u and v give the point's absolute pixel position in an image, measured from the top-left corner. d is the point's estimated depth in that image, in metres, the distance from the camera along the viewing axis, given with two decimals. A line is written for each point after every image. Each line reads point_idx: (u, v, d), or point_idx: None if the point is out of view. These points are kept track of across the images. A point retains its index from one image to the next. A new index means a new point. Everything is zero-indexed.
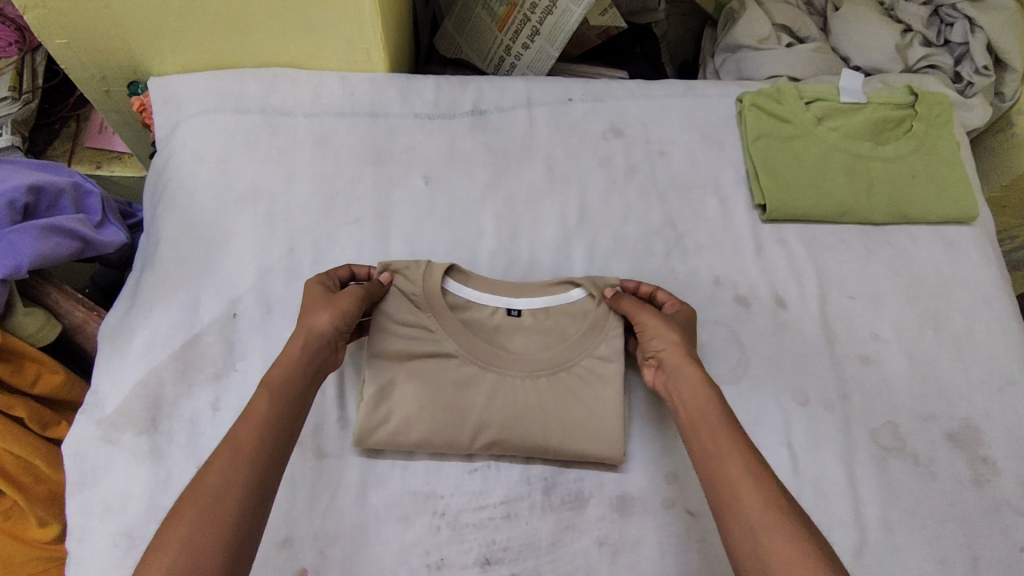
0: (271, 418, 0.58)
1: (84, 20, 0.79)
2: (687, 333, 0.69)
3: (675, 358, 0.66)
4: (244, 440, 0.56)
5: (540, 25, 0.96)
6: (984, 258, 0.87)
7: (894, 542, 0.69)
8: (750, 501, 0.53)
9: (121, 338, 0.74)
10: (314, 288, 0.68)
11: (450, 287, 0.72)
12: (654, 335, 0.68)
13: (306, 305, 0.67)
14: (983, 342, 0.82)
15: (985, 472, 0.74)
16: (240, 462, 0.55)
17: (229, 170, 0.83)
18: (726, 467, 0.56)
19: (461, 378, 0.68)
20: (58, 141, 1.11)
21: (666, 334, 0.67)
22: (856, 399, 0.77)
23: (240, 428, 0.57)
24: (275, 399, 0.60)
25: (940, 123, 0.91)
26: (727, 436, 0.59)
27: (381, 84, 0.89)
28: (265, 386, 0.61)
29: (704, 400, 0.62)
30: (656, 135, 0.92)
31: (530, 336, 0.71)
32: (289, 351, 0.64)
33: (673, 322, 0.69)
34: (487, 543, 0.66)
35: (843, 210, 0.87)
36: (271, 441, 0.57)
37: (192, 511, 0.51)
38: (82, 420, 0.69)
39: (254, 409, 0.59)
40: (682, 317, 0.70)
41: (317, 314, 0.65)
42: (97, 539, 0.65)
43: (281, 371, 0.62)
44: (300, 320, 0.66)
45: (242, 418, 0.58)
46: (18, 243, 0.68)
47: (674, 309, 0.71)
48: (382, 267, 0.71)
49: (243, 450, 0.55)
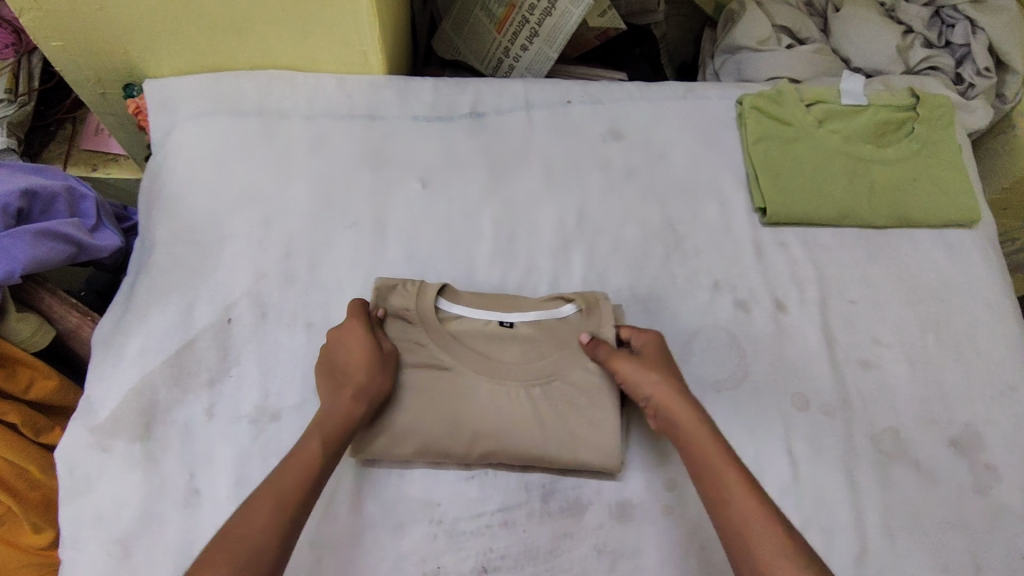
0: (316, 471, 0.60)
1: (79, 22, 0.78)
2: (671, 369, 0.66)
3: (667, 403, 0.63)
4: (287, 490, 0.58)
5: (538, 27, 0.96)
6: (985, 262, 0.86)
7: (895, 550, 0.69)
8: (764, 554, 0.54)
9: (115, 343, 0.73)
10: (363, 344, 0.66)
11: (438, 300, 0.71)
12: (640, 385, 0.65)
13: (356, 364, 0.65)
14: (985, 347, 0.81)
15: (986, 477, 0.73)
16: (280, 514, 0.56)
17: (225, 174, 0.82)
18: (748, 526, 0.55)
19: (456, 389, 0.68)
20: (54, 143, 1.10)
21: (649, 381, 0.64)
22: (857, 405, 0.76)
23: (283, 476, 0.59)
24: (326, 448, 0.61)
25: (942, 124, 0.91)
26: (740, 491, 0.57)
27: (379, 86, 0.88)
28: (315, 434, 0.61)
29: (713, 451, 0.60)
30: (656, 138, 0.91)
31: (524, 340, 0.70)
32: (342, 414, 0.63)
33: (654, 362, 0.66)
34: (484, 552, 0.65)
35: (843, 214, 0.86)
36: (310, 494, 0.59)
37: (237, 549, 0.53)
38: (75, 425, 0.69)
39: (300, 457, 0.60)
40: (667, 352, 0.68)
41: (372, 377, 0.64)
42: (91, 547, 0.65)
43: (333, 429, 0.62)
44: (351, 381, 0.64)
45: (289, 459, 0.60)
46: (11, 249, 0.68)
47: (653, 341, 0.69)
48: (373, 296, 0.71)
49: (285, 499, 0.57)
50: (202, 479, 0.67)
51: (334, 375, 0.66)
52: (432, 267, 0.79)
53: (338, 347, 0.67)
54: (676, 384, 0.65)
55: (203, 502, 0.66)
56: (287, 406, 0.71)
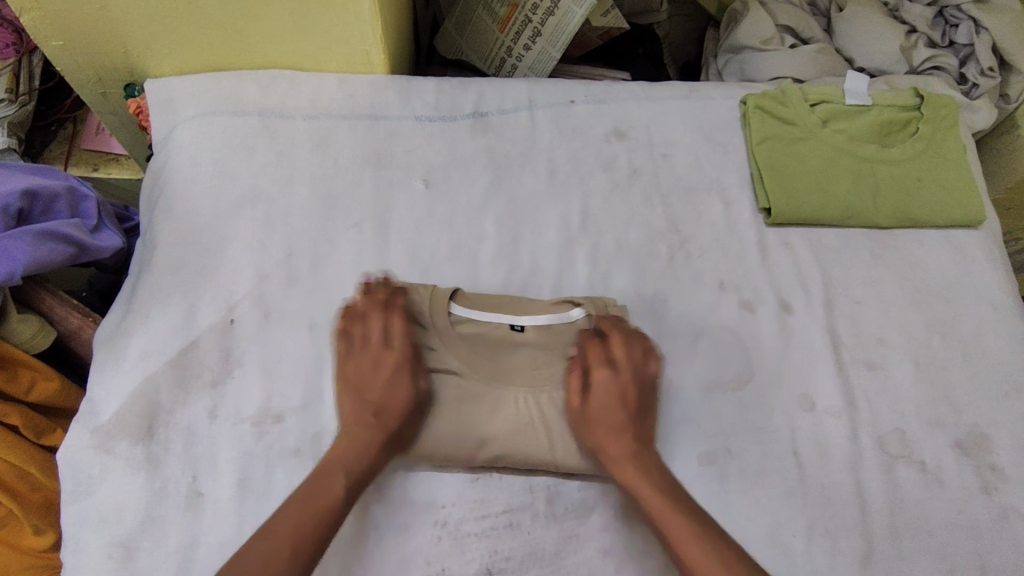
0: (335, 511, 0.59)
1: (80, 22, 0.78)
2: (616, 419, 0.63)
3: (619, 463, 0.62)
4: (304, 531, 0.57)
5: (541, 26, 0.95)
6: (991, 262, 0.86)
7: (899, 551, 0.69)
8: None
9: (117, 345, 0.72)
10: (403, 391, 0.64)
11: (451, 303, 0.69)
12: (589, 430, 0.63)
13: (392, 409, 0.63)
14: (990, 347, 0.81)
15: (993, 479, 0.73)
16: (297, 560, 0.55)
17: (226, 174, 0.82)
18: None
19: (463, 395, 0.67)
20: (55, 144, 1.10)
21: (592, 432, 0.63)
22: (863, 405, 0.76)
23: (303, 516, 0.57)
24: (348, 487, 0.60)
25: (948, 124, 0.90)
26: (698, 556, 0.56)
27: (381, 85, 0.88)
28: (340, 472, 0.60)
29: (669, 512, 0.58)
30: (660, 137, 0.90)
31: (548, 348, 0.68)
32: (367, 455, 0.62)
33: (597, 415, 0.63)
34: (489, 554, 0.65)
35: (849, 215, 0.85)
36: (326, 536, 0.58)
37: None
38: (77, 428, 0.68)
39: (320, 497, 0.59)
40: (620, 382, 0.64)
41: (404, 423, 0.64)
42: (93, 549, 0.64)
43: (357, 466, 0.61)
44: (383, 424, 0.63)
45: (312, 487, 0.59)
46: (11, 249, 0.67)
47: (596, 376, 0.64)
48: (384, 287, 0.69)
49: (302, 542, 0.56)
50: (204, 482, 0.67)
51: (360, 401, 0.64)
52: (435, 268, 0.79)
53: (375, 378, 0.64)
54: (626, 427, 0.63)
55: (205, 504, 0.66)
56: (290, 408, 0.70)
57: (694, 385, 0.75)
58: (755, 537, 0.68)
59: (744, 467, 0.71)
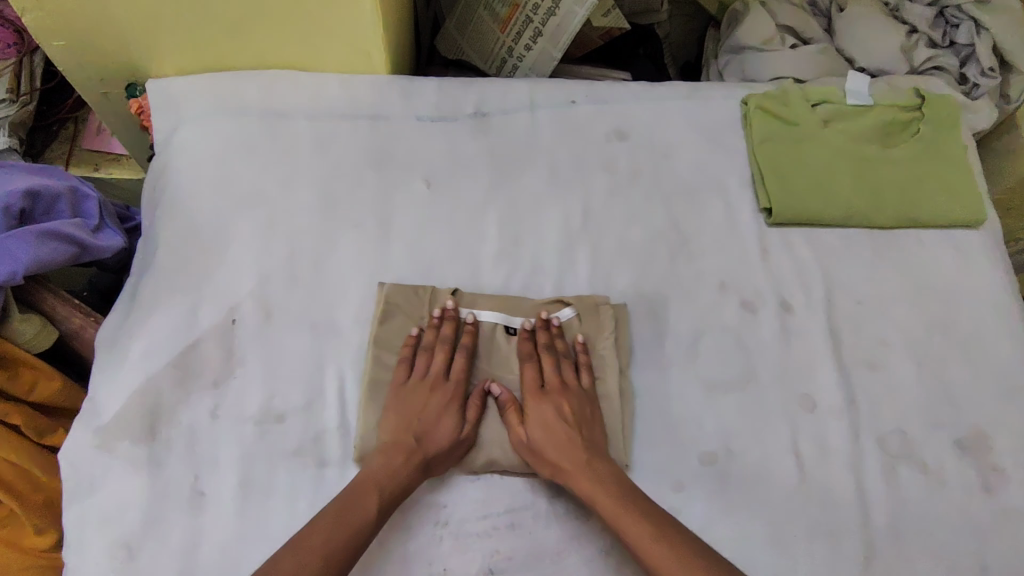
0: (366, 529, 0.60)
1: (82, 21, 0.78)
2: (557, 437, 0.66)
3: (572, 478, 0.65)
4: (335, 544, 0.58)
5: (542, 26, 0.95)
6: (991, 263, 0.86)
7: (900, 551, 0.69)
8: None
9: (119, 345, 0.73)
10: (450, 426, 0.67)
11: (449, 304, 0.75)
12: (537, 455, 0.66)
13: (436, 438, 0.66)
14: (991, 348, 0.81)
15: (994, 479, 0.73)
16: (325, 571, 0.57)
17: (228, 174, 0.82)
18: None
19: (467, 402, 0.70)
20: (56, 143, 1.10)
21: (540, 457, 0.66)
22: (864, 406, 0.76)
23: (336, 529, 0.59)
24: (382, 507, 0.62)
25: (949, 125, 0.90)
26: (656, 550, 0.59)
27: (383, 85, 0.88)
28: (374, 489, 0.62)
29: (624, 515, 0.62)
30: (661, 138, 0.90)
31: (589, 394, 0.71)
32: (403, 478, 0.64)
33: (536, 440, 0.66)
34: (490, 553, 0.65)
35: (850, 215, 0.85)
36: (354, 553, 0.59)
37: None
38: (79, 428, 0.69)
39: (353, 511, 0.60)
40: (552, 404, 0.68)
41: (444, 452, 0.66)
42: (95, 548, 0.65)
43: (391, 486, 0.63)
44: (426, 448, 0.65)
45: (347, 499, 0.61)
46: (13, 249, 0.67)
47: (531, 406, 0.69)
48: (386, 299, 0.74)
49: (332, 555, 0.58)
50: (206, 481, 0.67)
51: (406, 427, 0.66)
52: (437, 268, 0.79)
53: (427, 410, 0.68)
54: (570, 441, 0.66)
55: (207, 504, 0.66)
56: (292, 408, 0.70)
57: (695, 385, 0.75)
58: (756, 537, 0.68)
59: (745, 467, 0.71)
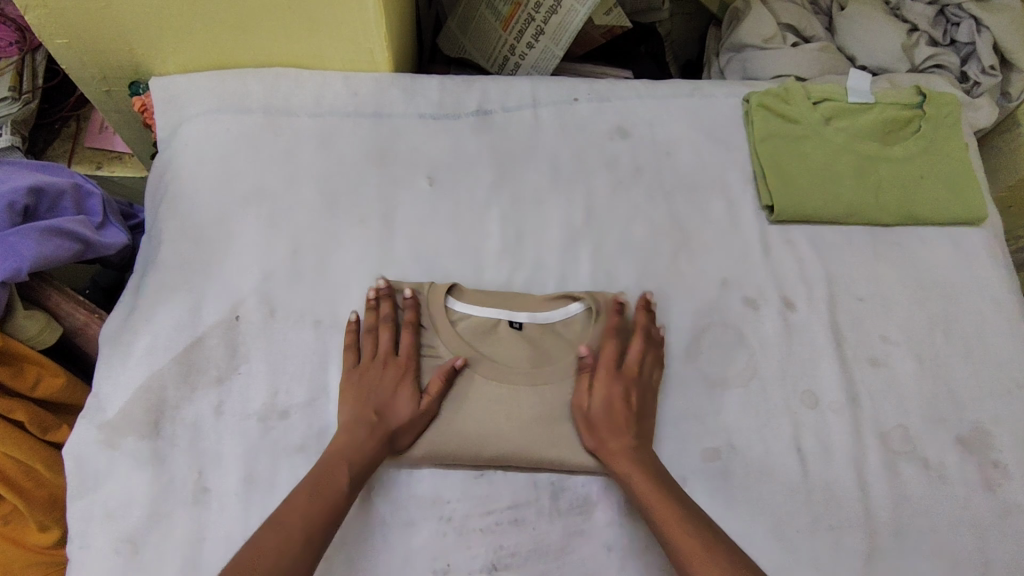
0: (340, 504, 0.61)
1: (84, 19, 0.78)
2: (615, 417, 0.66)
3: (616, 458, 0.65)
4: (313, 521, 0.59)
5: (544, 24, 0.95)
6: (993, 260, 0.86)
7: (902, 547, 0.69)
8: None
9: (122, 341, 0.73)
10: (407, 399, 0.66)
11: (449, 300, 0.71)
12: (594, 430, 0.66)
13: (392, 412, 0.65)
14: (993, 345, 0.81)
15: (996, 475, 0.73)
16: (305, 545, 0.57)
17: (231, 170, 0.82)
18: (685, 562, 0.58)
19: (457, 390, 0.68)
20: (58, 141, 1.10)
21: (602, 430, 0.65)
22: (865, 402, 0.76)
23: (313, 505, 0.59)
24: (352, 484, 0.62)
25: (950, 122, 0.91)
26: (680, 532, 0.59)
27: (385, 83, 0.88)
28: (343, 466, 0.62)
29: (657, 499, 0.61)
30: (663, 135, 0.91)
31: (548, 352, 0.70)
32: (367, 453, 0.64)
33: (599, 413, 0.66)
34: (494, 549, 0.65)
35: (851, 213, 0.85)
36: (331, 529, 0.60)
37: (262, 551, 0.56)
38: (82, 424, 0.69)
39: (326, 490, 0.61)
40: (623, 383, 0.68)
41: (404, 423, 0.65)
42: (100, 544, 0.65)
43: (358, 463, 0.63)
44: (383, 423, 0.65)
45: (318, 479, 0.61)
46: (18, 246, 0.68)
47: (606, 377, 0.67)
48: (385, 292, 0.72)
49: (312, 533, 0.58)
50: (210, 477, 0.67)
51: (363, 404, 0.66)
52: (440, 265, 0.79)
53: (380, 384, 0.67)
54: (629, 424, 0.66)
55: (212, 499, 0.67)
56: (296, 404, 0.70)
57: (698, 381, 0.75)
58: (758, 533, 0.68)
59: (747, 463, 0.71)
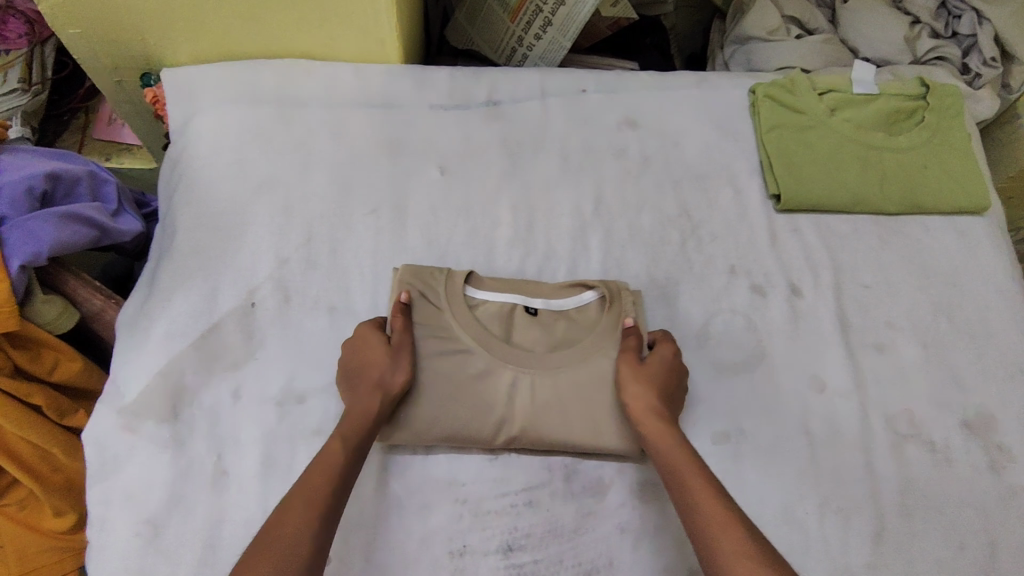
0: (340, 470, 0.60)
1: (98, 9, 0.78)
2: (661, 380, 0.67)
3: (642, 415, 0.65)
4: (318, 491, 0.58)
5: (552, 16, 0.96)
6: (996, 248, 0.88)
7: (911, 528, 0.70)
8: (726, 544, 0.54)
9: (139, 327, 0.74)
10: (375, 346, 0.67)
11: (467, 287, 0.72)
12: (634, 382, 0.66)
13: (371, 363, 0.66)
14: (997, 330, 0.82)
15: (1001, 458, 0.75)
16: (313, 513, 0.56)
17: (245, 160, 0.83)
18: (702, 514, 0.57)
19: (476, 371, 0.68)
20: (68, 133, 1.11)
21: (644, 383, 0.66)
22: (872, 386, 0.77)
23: (316, 476, 0.59)
24: (346, 449, 0.61)
25: (952, 114, 0.92)
26: (700, 488, 0.59)
27: (396, 74, 0.89)
28: (336, 436, 0.62)
29: (680, 456, 0.62)
30: (670, 126, 0.92)
31: (559, 333, 0.71)
32: (358, 412, 0.64)
33: (647, 373, 0.67)
34: (509, 531, 0.66)
35: (857, 203, 0.87)
36: (339, 494, 0.59)
37: (274, 527, 0.55)
38: (102, 408, 0.70)
39: (325, 461, 0.60)
40: (668, 364, 0.69)
41: (382, 368, 0.66)
42: (120, 527, 0.66)
43: (351, 427, 0.63)
44: (365, 379, 0.66)
45: (316, 458, 0.61)
46: (36, 230, 0.68)
47: (663, 354, 0.69)
48: (398, 280, 0.72)
49: (316, 503, 0.57)
50: (229, 461, 0.68)
51: (354, 377, 0.67)
52: (452, 253, 0.80)
53: (360, 348, 0.68)
54: (665, 391, 0.67)
55: (230, 483, 0.67)
56: (312, 389, 0.72)
57: (707, 366, 0.76)
58: (769, 515, 0.69)
59: (757, 446, 0.72)
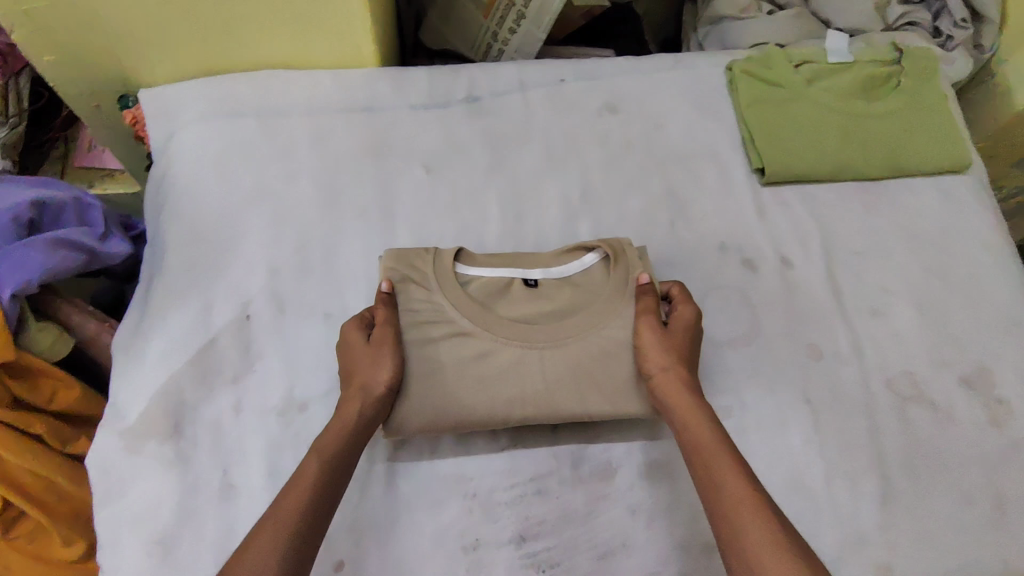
0: (318, 486, 0.58)
1: (73, 34, 0.78)
2: (680, 348, 0.67)
3: (668, 385, 0.65)
4: (294, 506, 0.56)
5: (525, 9, 0.96)
6: (981, 206, 0.88)
7: (918, 488, 0.71)
8: (747, 515, 0.54)
9: (135, 349, 0.74)
10: (359, 343, 0.66)
11: (457, 265, 0.71)
12: (657, 350, 0.66)
13: (358, 361, 0.65)
14: (988, 286, 0.83)
15: (1002, 412, 0.75)
16: (286, 530, 0.54)
17: (231, 174, 0.83)
18: (722, 485, 0.57)
19: (476, 352, 0.67)
20: (48, 163, 1.10)
21: (669, 351, 0.66)
22: (870, 351, 0.78)
23: (290, 493, 0.57)
24: (323, 462, 0.60)
25: (933, 70, 0.93)
26: (722, 461, 0.59)
27: (373, 76, 0.88)
28: (312, 451, 0.61)
29: (704, 425, 0.62)
30: (651, 109, 0.92)
31: (563, 301, 0.70)
32: (343, 417, 0.63)
33: (675, 341, 0.67)
34: (521, 520, 0.66)
35: (843, 168, 0.87)
36: (318, 509, 0.57)
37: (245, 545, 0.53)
38: (104, 431, 0.69)
39: (301, 478, 0.58)
40: (685, 330, 0.69)
41: (366, 369, 0.64)
42: (130, 548, 0.65)
43: (329, 440, 0.62)
44: (348, 386, 0.66)
45: (289, 480, 0.59)
46: (26, 258, 0.68)
47: (684, 320, 0.69)
48: (382, 266, 0.71)
49: (284, 524, 0.54)
50: (236, 474, 0.68)
51: (347, 376, 0.67)
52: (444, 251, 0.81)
53: (348, 347, 0.67)
54: (688, 359, 0.67)
55: (238, 496, 0.67)
56: (314, 396, 0.72)
57: (705, 344, 0.76)
58: (778, 485, 0.69)
59: (760, 418, 0.73)
